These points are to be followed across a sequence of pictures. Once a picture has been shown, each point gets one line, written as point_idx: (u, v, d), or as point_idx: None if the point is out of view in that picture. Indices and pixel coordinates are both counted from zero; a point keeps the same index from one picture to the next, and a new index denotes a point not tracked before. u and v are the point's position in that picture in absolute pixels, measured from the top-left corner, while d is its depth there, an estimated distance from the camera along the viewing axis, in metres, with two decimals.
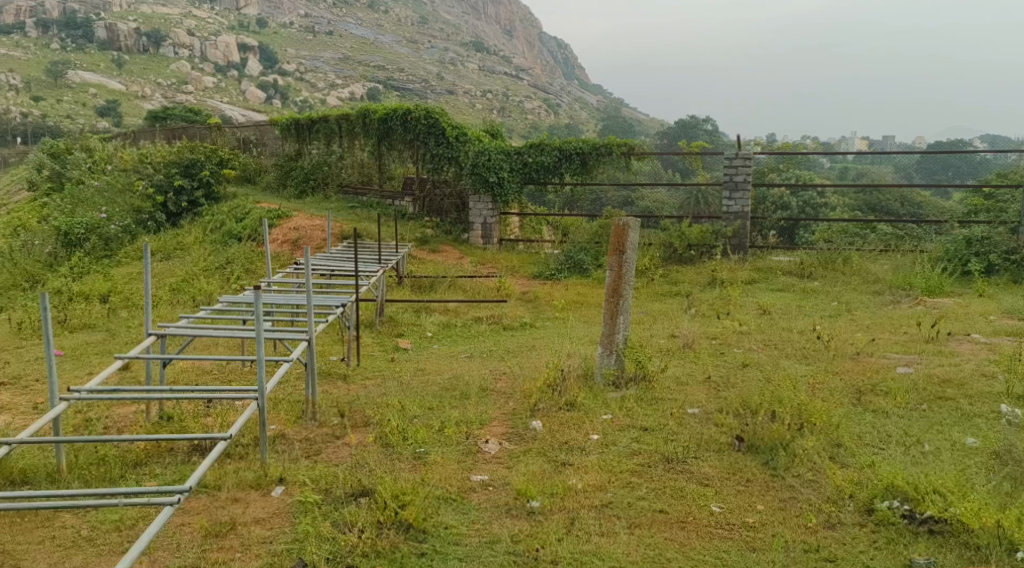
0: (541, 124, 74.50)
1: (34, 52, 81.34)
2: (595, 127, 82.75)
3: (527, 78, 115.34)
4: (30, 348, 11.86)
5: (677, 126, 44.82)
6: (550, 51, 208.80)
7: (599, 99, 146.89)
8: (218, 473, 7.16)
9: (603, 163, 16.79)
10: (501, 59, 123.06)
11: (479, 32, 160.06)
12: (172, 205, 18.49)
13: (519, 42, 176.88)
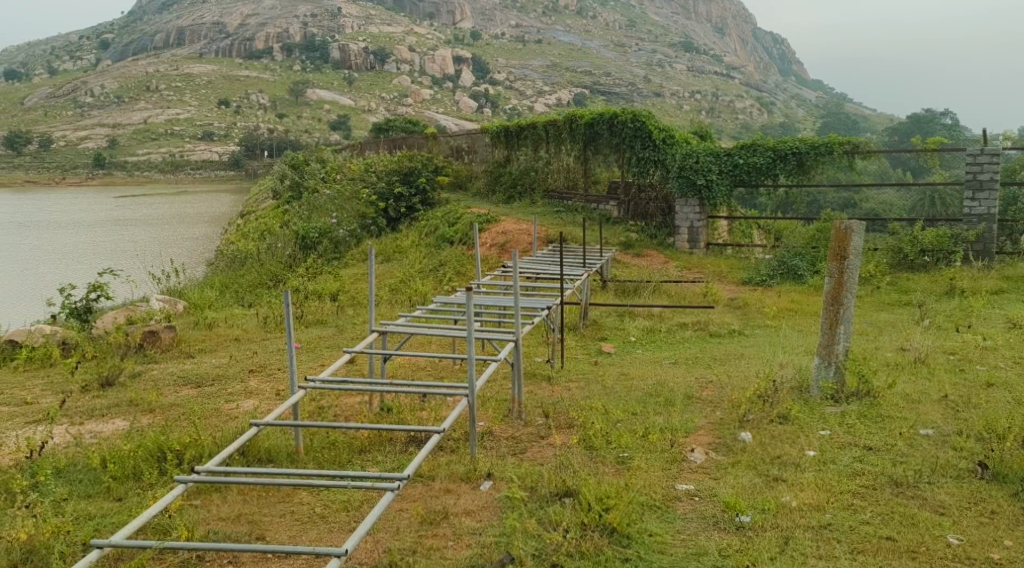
0: (754, 125, 72.51)
1: (279, 76, 90.00)
2: (813, 124, 79.81)
3: (740, 77, 112.11)
4: (273, 341, 12.93)
5: (909, 121, 42.76)
6: (765, 48, 203.03)
7: (819, 95, 141.33)
8: (431, 465, 7.54)
9: (823, 163, 16.09)
10: (714, 58, 121.07)
11: (692, 32, 157.84)
12: (392, 210, 19.37)
13: (732, 39, 172.62)
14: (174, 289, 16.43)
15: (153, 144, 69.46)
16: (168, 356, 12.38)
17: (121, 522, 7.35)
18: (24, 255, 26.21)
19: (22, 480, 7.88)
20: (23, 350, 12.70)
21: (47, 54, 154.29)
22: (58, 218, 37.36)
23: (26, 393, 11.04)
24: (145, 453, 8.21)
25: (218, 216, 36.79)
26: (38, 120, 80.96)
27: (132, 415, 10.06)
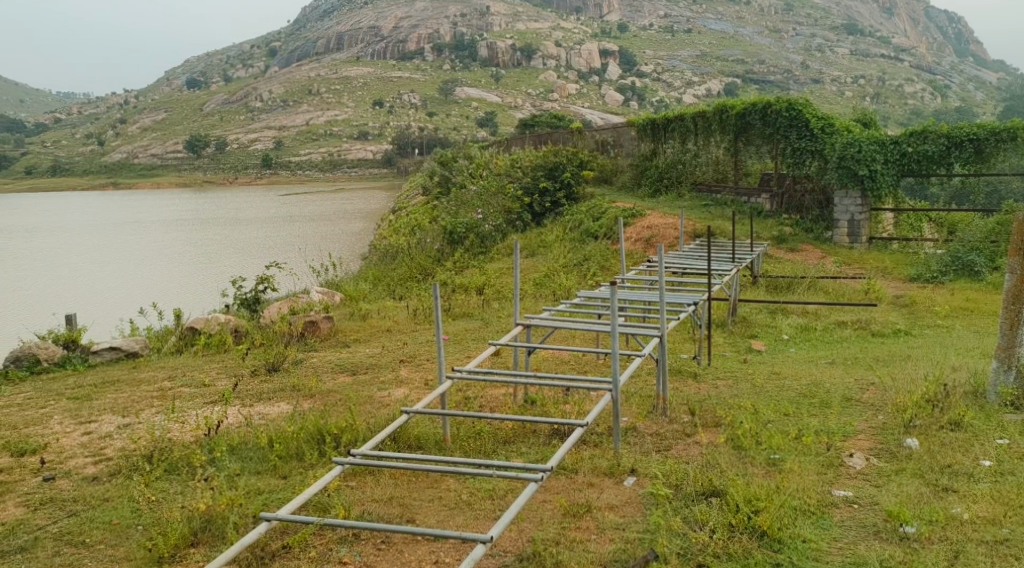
0: (924, 109, 69.08)
1: (430, 75, 92.18)
2: (991, 107, 75.20)
3: (910, 59, 106.81)
4: (422, 332, 13.14)
5: None
6: (938, 28, 192.84)
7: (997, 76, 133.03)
8: (574, 458, 7.43)
9: (1004, 151, 15.25)
10: (880, 41, 115.79)
11: (856, 13, 151.50)
12: (537, 205, 19.32)
13: (901, 19, 164.77)
14: (332, 282, 17.00)
15: (314, 144, 72.65)
16: (326, 345, 12.82)
17: (285, 498, 7.69)
18: (199, 250, 27.85)
19: (201, 456, 8.39)
20: (199, 337, 13.46)
21: (224, 63, 164.28)
22: (230, 214, 39.58)
23: (201, 376, 11.69)
24: (307, 435, 8.62)
25: (373, 212, 37.92)
26: (212, 124, 86.10)
27: (294, 398, 10.45)
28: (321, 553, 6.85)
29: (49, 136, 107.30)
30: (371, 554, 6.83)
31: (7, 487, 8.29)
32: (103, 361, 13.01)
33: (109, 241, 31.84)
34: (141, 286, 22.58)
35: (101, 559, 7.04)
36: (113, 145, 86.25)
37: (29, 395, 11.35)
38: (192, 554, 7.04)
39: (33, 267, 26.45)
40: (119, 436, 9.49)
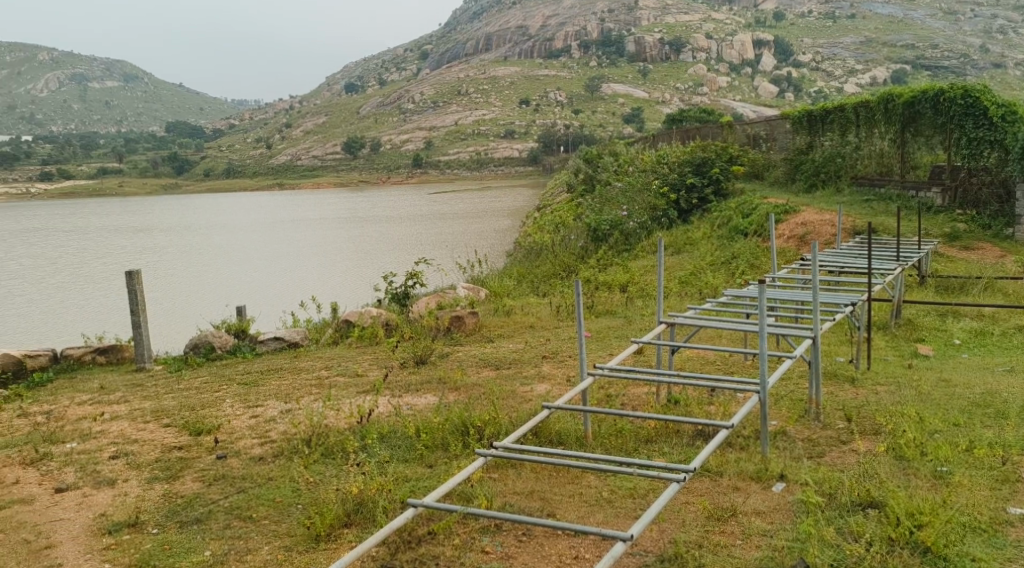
0: None
1: (577, 73, 92.32)
2: None
3: None
4: (565, 328, 13.06)
5: None
6: None
7: None
8: (720, 460, 7.17)
9: None
10: None
11: None
12: (684, 202, 18.88)
13: None
14: (479, 278, 17.21)
15: (463, 143, 73.99)
16: (472, 339, 12.93)
17: (432, 486, 7.79)
18: (356, 246, 28.87)
19: (355, 442, 8.61)
20: (354, 329, 13.86)
21: (380, 67, 169.66)
22: (384, 212, 40.81)
23: (355, 366, 12.02)
24: (452, 426, 8.72)
25: (520, 210, 38.15)
26: (368, 126, 89.14)
27: (441, 390, 10.56)
28: (465, 541, 6.88)
29: (220, 141, 113.80)
30: (514, 545, 6.80)
31: (185, 462, 8.77)
32: (268, 350, 13.59)
33: (274, 238, 33.41)
34: (304, 280, 23.57)
35: (264, 534, 7.31)
36: (277, 148, 90.69)
37: (202, 380, 11.99)
38: (345, 534, 7.20)
39: (206, 261, 28.07)
40: (281, 420, 9.86)
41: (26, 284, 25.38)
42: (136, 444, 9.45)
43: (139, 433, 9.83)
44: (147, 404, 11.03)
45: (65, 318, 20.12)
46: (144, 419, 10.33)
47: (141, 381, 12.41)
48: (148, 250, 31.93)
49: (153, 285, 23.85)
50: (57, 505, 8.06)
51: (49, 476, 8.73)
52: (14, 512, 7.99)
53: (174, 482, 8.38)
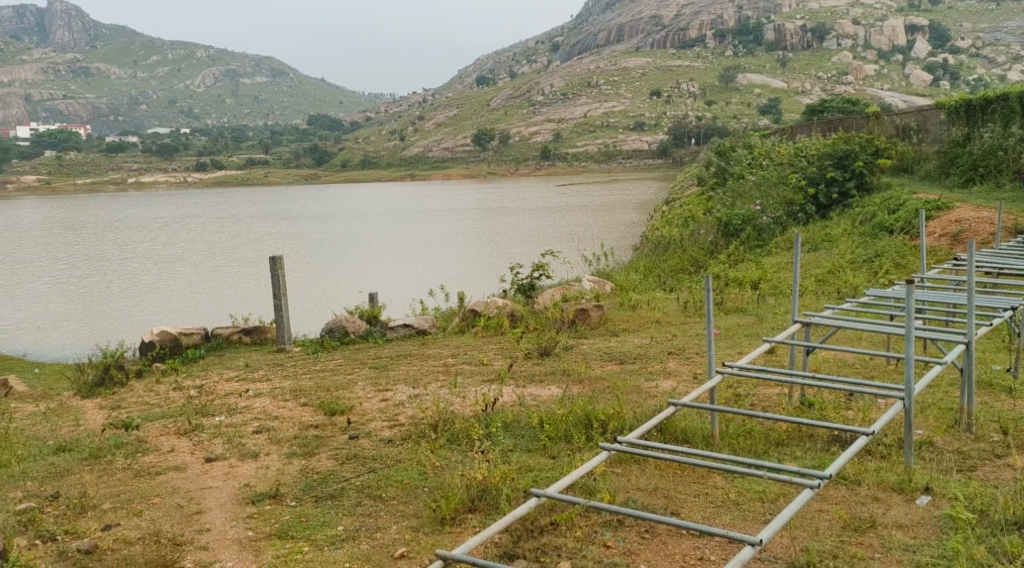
0: None
1: (712, 62, 90.58)
2: None
3: None
4: (693, 324, 12.74)
5: None
6: None
7: None
8: (858, 468, 6.83)
9: None
10: None
11: None
12: (823, 196, 18.02)
13: None
14: (605, 271, 17.08)
15: (592, 135, 73.60)
16: (596, 332, 12.80)
17: (556, 477, 7.72)
18: (486, 236, 29.16)
19: (480, 429, 8.62)
20: (480, 318, 13.93)
21: (512, 59, 171.05)
22: (513, 204, 41.07)
23: (480, 355, 12.08)
24: (575, 418, 8.61)
25: (647, 202, 37.70)
26: (498, 119, 89.72)
27: (564, 382, 10.48)
28: (587, 534, 6.79)
29: (357, 133, 117.29)
30: (636, 541, 6.66)
31: (320, 441, 9.00)
32: (398, 336, 13.80)
33: (406, 227, 34.10)
34: (434, 269, 23.91)
35: (393, 513, 7.40)
36: (410, 139, 92.69)
37: (337, 363, 12.30)
38: (470, 518, 7.20)
39: (343, 249, 28.95)
40: (410, 404, 9.98)
41: (181, 266, 26.77)
42: (276, 420, 9.78)
43: (280, 410, 10.16)
44: (286, 383, 11.42)
45: (214, 299, 21.09)
46: (284, 397, 10.69)
47: (281, 361, 12.83)
48: (291, 237, 33.23)
49: (294, 271, 24.73)
50: (207, 474, 8.40)
51: (199, 447, 9.12)
52: (167, 479, 8.36)
53: (310, 458, 8.60)
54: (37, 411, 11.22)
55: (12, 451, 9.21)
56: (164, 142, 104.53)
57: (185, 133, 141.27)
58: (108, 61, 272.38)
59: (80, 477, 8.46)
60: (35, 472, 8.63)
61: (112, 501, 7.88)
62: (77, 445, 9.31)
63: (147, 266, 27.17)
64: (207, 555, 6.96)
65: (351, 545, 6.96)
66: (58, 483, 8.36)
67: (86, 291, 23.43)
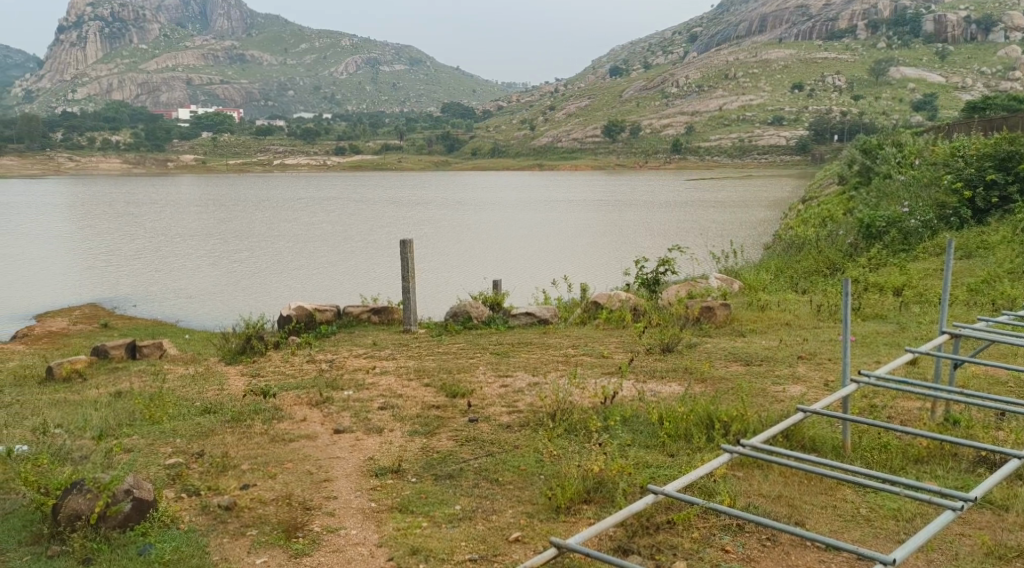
0: None
1: (861, 55, 87.57)
2: None
3: None
4: (827, 329, 12.20)
5: None
6: None
7: None
8: (1006, 493, 6.36)
9: None
10: None
11: None
12: (980, 200, 16.51)
13: None
14: (734, 269, 16.68)
15: (726, 129, 72.12)
16: (722, 332, 12.44)
17: (674, 475, 7.51)
18: (616, 228, 28.91)
19: (598, 422, 8.48)
20: (602, 311, 13.77)
21: (649, 49, 169.09)
22: (645, 197, 40.62)
23: (601, 348, 11.91)
24: (697, 417, 8.35)
25: (783, 200, 36.65)
26: (631, 111, 88.99)
27: (686, 380, 10.21)
28: (705, 535, 6.56)
29: (490, 122, 118.42)
30: (756, 548, 6.38)
31: (442, 421, 9.04)
32: (519, 324, 13.75)
33: (536, 217, 34.14)
34: (561, 258, 23.88)
35: (509, 498, 7.34)
36: (542, 129, 92.97)
37: (459, 346, 12.37)
38: (585, 510, 7.08)
39: (474, 236, 29.21)
40: (529, 392, 9.91)
41: (321, 246, 27.57)
42: (400, 398, 9.89)
43: (403, 388, 10.27)
44: (411, 363, 11.56)
45: (349, 278, 21.64)
46: (408, 376, 10.81)
47: (407, 341, 13.01)
48: (424, 222, 33.76)
49: (425, 255, 25.11)
50: (335, 444, 8.56)
51: (328, 418, 9.29)
52: (299, 445, 8.55)
53: (431, 437, 8.64)
54: (185, 374, 11.69)
55: (164, 408, 9.59)
56: (306, 127, 108.14)
57: (326, 118, 145.92)
58: (256, 47, 283.76)
59: (222, 438, 8.75)
60: (183, 430, 8.97)
61: (251, 462, 8.13)
62: (221, 408, 9.64)
63: (291, 244, 28.12)
64: (333, 521, 7.06)
65: (467, 525, 6.95)
66: (203, 441, 8.67)
67: (235, 264, 24.43)
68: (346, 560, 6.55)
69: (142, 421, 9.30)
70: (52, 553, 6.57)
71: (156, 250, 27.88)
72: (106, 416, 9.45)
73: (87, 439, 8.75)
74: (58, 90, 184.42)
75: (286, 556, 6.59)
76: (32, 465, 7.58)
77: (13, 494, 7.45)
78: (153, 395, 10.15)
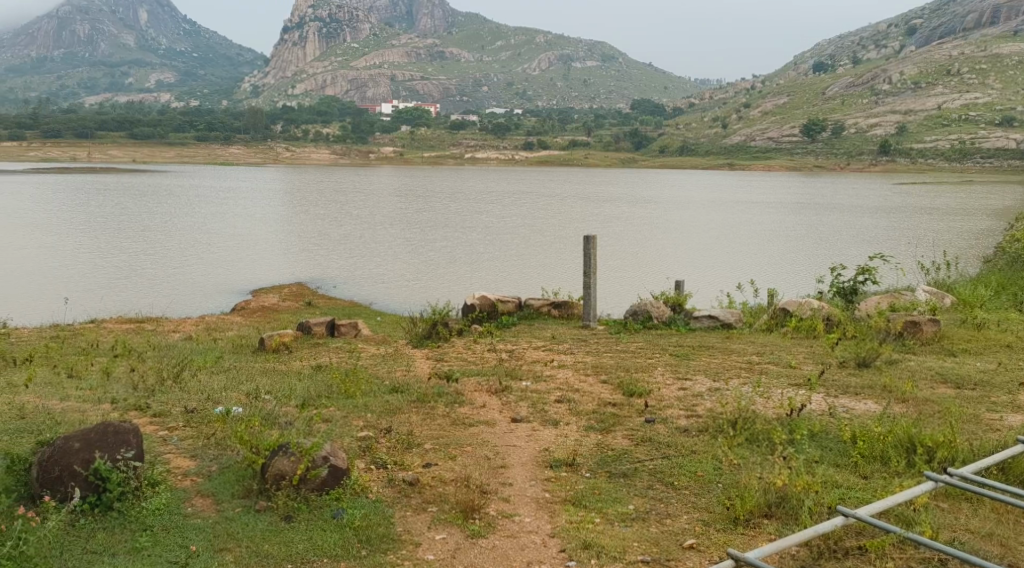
0: None
1: None
2: None
3: None
4: None
5: None
6: None
7: None
8: None
9: None
10: None
11: None
12: None
13: None
14: (946, 283, 15.36)
15: (944, 130, 67.62)
16: (928, 350, 11.45)
17: (866, 498, 6.89)
18: (815, 233, 27.46)
19: (783, 434, 7.93)
20: (792, 319, 13.04)
21: (858, 44, 160.57)
22: (847, 202, 38.54)
23: (789, 357, 11.22)
24: (895, 440, 7.64)
25: (1007, 209, 33.70)
26: (837, 108, 85.20)
27: (884, 399, 9.42)
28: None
29: (684, 118, 116.58)
30: None
31: (618, 419, 8.73)
32: (702, 327, 13.21)
33: (730, 217, 33.07)
34: (752, 262, 22.93)
35: (684, 503, 6.98)
36: (736, 126, 90.54)
37: (639, 346, 12.01)
38: (765, 524, 6.63)
39: (663, 235, 28.60)
40: (709, 397, 9.43)
41: (511, 239, 27.79)
42: (578, 393, 9.65)
43: (581, 383, 10.03)
44: (591, 359, 11.30)
45: (537, 272, 21.65)
46: (586, 371, 10.57)
47: (586, 337, 12.76)
48: (612, 219, 33.40)
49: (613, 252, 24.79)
50: (512, 433, 8.41)
51: (506, 406, 9.17)
52: (478, 431, 8.46)
53: (607, 434, 8.34)
54: (376, 353, 11.94)
55: (358, 383, 9.78)
56: (500, 121, 110.15)
57: (519, 113, 148.00)
58: (456, 44, 292.00)
59: (409, 417, 8.81)
60: (374, 406, 9.10)
61: (433, 442, 8.12)
62: (409, 388, 9.73)
63: (483, 236, 28.50)
64: (508, 507, 6.90)
65: (640, 526, 6.65)
66: (392, 418, 8.76)
67: (431, 253, 24.96)
68: (519, 547, 6.39)
69: (338, 394, 9.52)
70: (259, 507, 6.77)
71: (360, 236, 28.97)
72: (307, 387, 9.73)
73: (291, 407, 9.02)
74: (277, 85, 196.95)
75: (463, 536, 6.51)
76: (246, 425, 7.86)
77: (228, 450, 7.73)
78: (349, 371, 10.39)
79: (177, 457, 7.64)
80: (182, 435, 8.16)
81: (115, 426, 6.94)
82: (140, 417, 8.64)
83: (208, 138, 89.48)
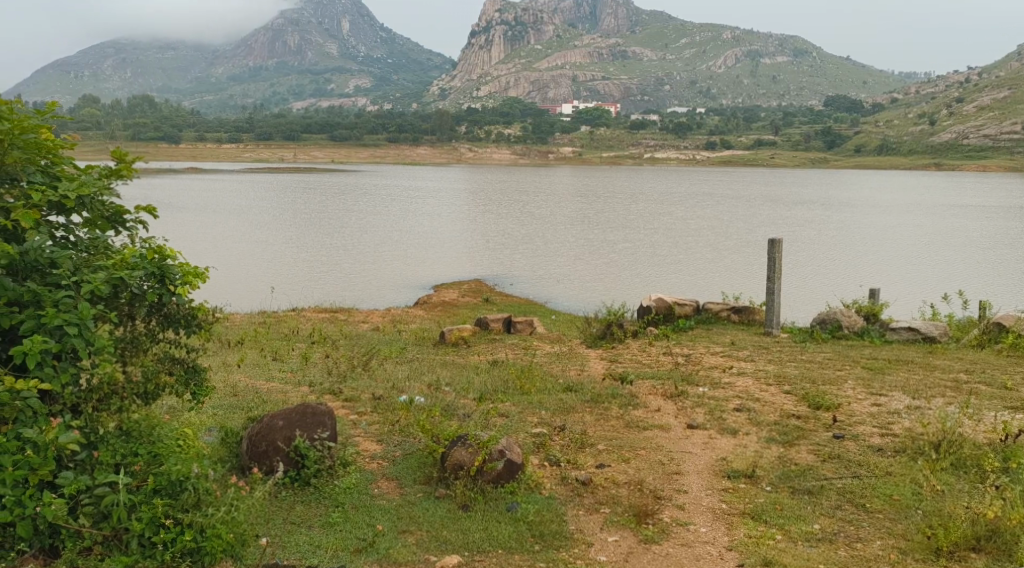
0: None
1: None
2: None
3: None
4: None
5: None
6: None
7: None
8: None
9: None
10: None
11: None
12: None
13: None
14: None
15: None
16: None
17: None
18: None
19: (997, 460, 6.79)
20: (1008, 335, 11.55)
21: None
22: None
23: (1003, 377, 9.87)
24: None
25: None
26: None
27: None
28: None
29: (886, 115, 109.89)
30: None
31: (802, 432, 7.83)
32: (899, 339, 11.96)
33: (934, 223, 30.60)
34: (959, 271, 20.94)
35: (877, 527, 6.07)
36: (945, 124, 84.33)
37: (826, 356, 10.96)
38: (974, 559, 5.64)
39: (859, 240, 26.74)
40: (907, 415, 8.33)
41: (694, 241, 26.82)
42: (759, 402, 8.79)
43: (763, 393, 9.16)
44: (774, 367, 10.37)
45: (721, 275, 20.63)
46: (768, 381, 9.65)
47: (769, 345, 11.81)
48: (803, 221, 31.66)
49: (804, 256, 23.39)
50: (688, 439, 7.69)
51: (683, 412, 8.46)
52: (653, 434, 7.80)
53: (790, 447, 7.48)
54: (551, 352, 11.46)
55: (533, 380, 9.32)
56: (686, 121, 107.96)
57: (707, 111, 144.66)
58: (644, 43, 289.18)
59: (582, 416, 8.25)
60: (549, 403, 8.60)
61: (607, 443, 7.53)
62: (582, 388, 9.17)
63: (665, 238, 27.66)
64: (682, 515, 6.25)
65: (827, 548, 5.80)
66: (566, 416, 8.24)
67: (612, 254, 24.38)
68: (694, 557, 5.72)
69: (514, 389, 9.09)
70: (439, 494, 6.40)
71: (541, 235, 28.78)
72: (484, 381, 9.36)
73: (469, 400, 8.66)
74: (467, 87, 202.07)
75: (636, 540, 5.90)
76: (427, 414, 7.53)
77: (412, 437, 7.42)
78: (524, 368, 9.95)
79: (365, 440, 7.40)
80: (370, 420, 7.92)
81: (313, 406, 6.69)
82: (333, 400, 8.51)
83: (400, 138, 92.62)
